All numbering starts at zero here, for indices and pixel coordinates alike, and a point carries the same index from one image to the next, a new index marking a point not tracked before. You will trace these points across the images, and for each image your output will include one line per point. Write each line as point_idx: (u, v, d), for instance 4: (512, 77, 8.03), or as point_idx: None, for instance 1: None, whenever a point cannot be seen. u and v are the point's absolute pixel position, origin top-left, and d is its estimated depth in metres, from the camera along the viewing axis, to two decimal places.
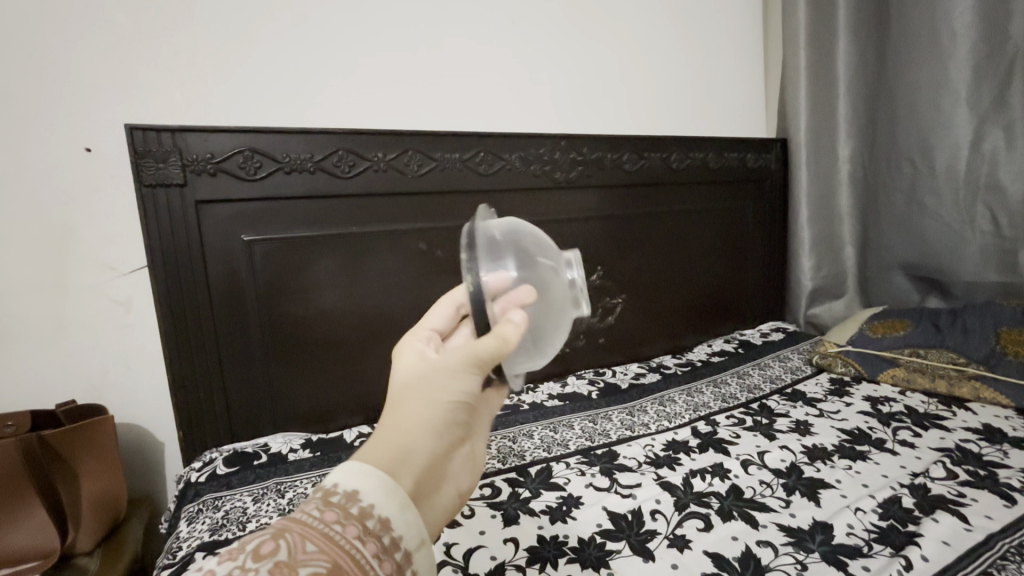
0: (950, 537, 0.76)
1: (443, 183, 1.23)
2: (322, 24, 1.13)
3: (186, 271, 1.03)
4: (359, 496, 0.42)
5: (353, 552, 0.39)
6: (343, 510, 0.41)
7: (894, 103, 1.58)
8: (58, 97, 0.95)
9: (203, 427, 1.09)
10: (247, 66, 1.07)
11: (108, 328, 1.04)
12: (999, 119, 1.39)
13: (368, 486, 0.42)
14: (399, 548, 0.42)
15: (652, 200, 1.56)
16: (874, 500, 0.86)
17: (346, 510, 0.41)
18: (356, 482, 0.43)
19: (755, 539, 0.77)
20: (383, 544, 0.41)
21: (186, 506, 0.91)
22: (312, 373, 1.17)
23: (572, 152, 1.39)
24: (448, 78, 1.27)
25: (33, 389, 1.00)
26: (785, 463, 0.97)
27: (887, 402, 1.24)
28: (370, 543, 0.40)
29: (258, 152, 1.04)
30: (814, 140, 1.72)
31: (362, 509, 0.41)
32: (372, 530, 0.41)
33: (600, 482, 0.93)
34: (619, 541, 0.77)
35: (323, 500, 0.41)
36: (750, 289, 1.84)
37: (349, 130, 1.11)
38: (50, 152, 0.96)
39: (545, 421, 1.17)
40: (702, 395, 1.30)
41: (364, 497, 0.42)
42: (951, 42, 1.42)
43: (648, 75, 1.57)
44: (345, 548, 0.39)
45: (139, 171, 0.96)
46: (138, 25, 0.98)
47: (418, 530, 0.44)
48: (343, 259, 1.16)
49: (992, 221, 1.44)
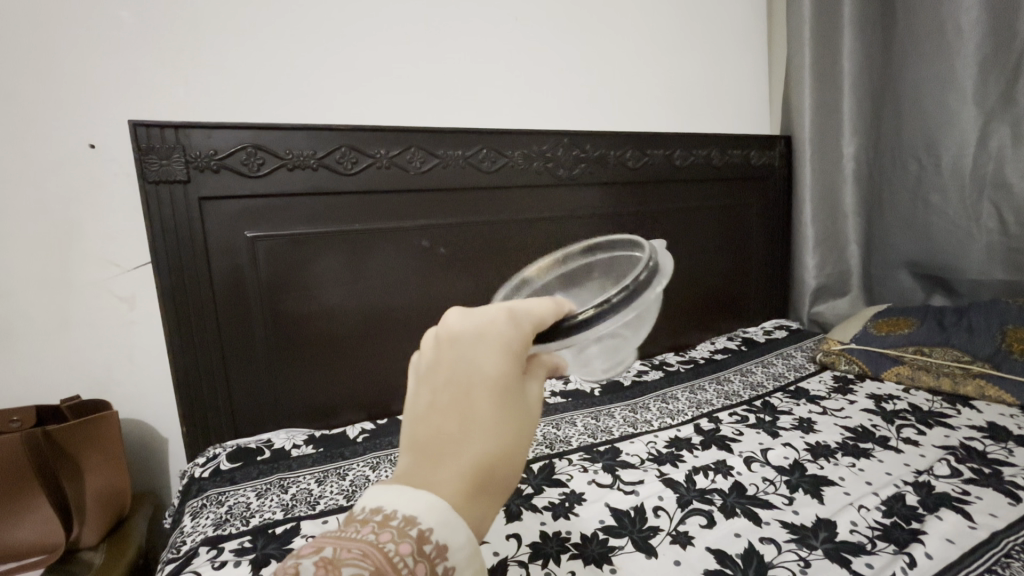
0: (954, 534, 0.75)
1: (446, 180, 1.23)
2: (324, 21, 1.12)
3: (189, 266, 1.03)
4: (431, 532, 0.31)
5: None
6: (430, 565, 0.31)
7: (900, 100, 1.57)
8: (63, 94, 0.95)
9: (206, 423, 1.09)
10: (249, 63, 1.07)
11: (112, 324, 1.05)
12: (1006, 116, 1.38)
13: (456, 539, 0.32)
14: None
15: (655, 197, 1.55)
16: (877, 497, 0.85)
17: (424, 556, 0.31)
18: (440, 525, 0.32)
19: (758, 535, 0.77)
20: None
21: (190, 501, 0.91)
22: (315, 370, 1.17)
23: (575, 149, 1.39)
24: (450, 76, 1.27)
25: (39, 385, 1.01)
26: (787, 461, 0.97)
27: (891, 399, 1.23)
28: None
29: (261, 148, 1.04)
30: (818, 136, 1.71)
31: (445, 568, 0.32)
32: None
33: (603, 479, 0.93)
34: (621, 537, 0.77)
35: (410, 538, 0.31)
36: (753, 286, 1.83)
37: (352, 127, 1.11)
38: (52, 149, 0.96)
39: (547, 419, 1.17)
40: (705, 393, 1.30)
41: (436, 535, 0.32)
42: (958, 37, 1.41)
43: (651, 72, 1.56)
44: None
45: (142, 167, 0.96)
46: (142, 23, 0.98)
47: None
48: (345, 256, 1.16)
49: (999, 219, 1.43)
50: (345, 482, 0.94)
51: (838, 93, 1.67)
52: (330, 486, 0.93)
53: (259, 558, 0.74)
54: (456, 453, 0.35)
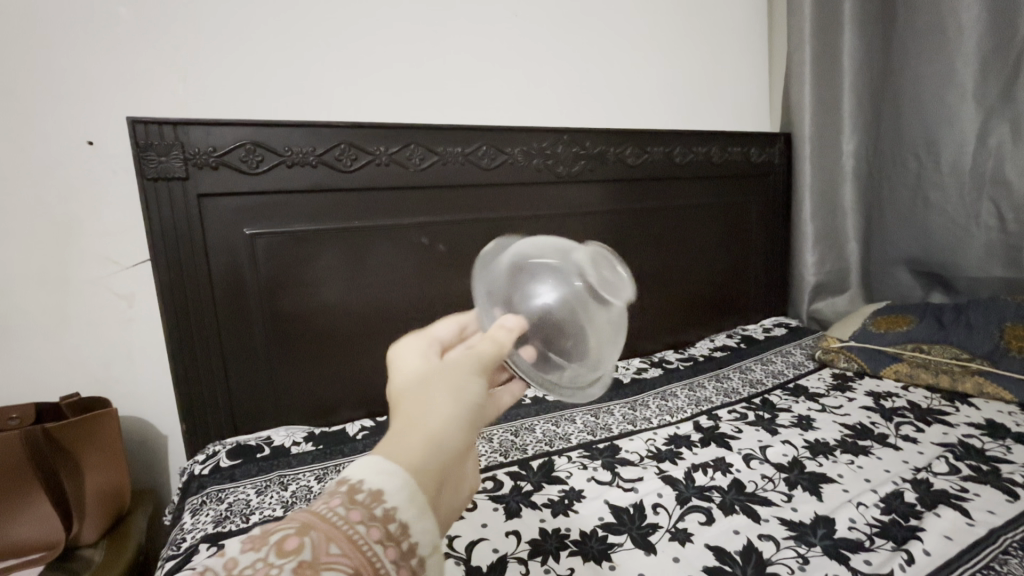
0: (952, 531, 0.76)
1: (446, 177, 1.23)
2: (322, 17, 1.12)
3: (188, 263, 1.03)
4: (362, 484, 0.37)
5: (351, 536, 0.35)
6: (367, 510, 0.36)
7: (900, 97, 1.57)
8: (59, 91, 0.95)
9: (206, 420, 1.09)
10: (248, 60, 1.07)
11: (111, 321, 1.04)
12: (1006, 113, 1.37)
13: (389, 483, 0.37)
14: (404, 534, 0.37)
15: (654, 195, 1.55)
16: (876, 494, 0.86)
17: (358, 501, 0.36)
18: (371, 475, 0.37)
19: (757, 532, 0.77)
20: (388, 530, 0.36)
21: (190, 498, 0.91)
22: (315, 368, 1.17)
23: (575, 146, 1.38)
24: (449, 73, 1.27)
25: (39, 383, 1.01)
26: (786, 458, 0.97)
27: (889, 397, 1.24)
28: (390, 550, 0.36)
29: (260, 145, 1.04)
30: (818, 134, 1.71)
31: (386, 510, 0.36)
32: (395, 535, 0.36)
33: (602, 476, 0.93)
34: (620, 535, 0.77)
35: (342, 494, 0.36)
36: (753, 284, 1.83)
37: (351, 124, 1.11)
38: (50, 145, 0.96)
39: (546, 416, 1.18)
40: (704, 390, 1.30)
41: (369, 484, 0.37)
42: (958, 34, 1.40)
43: (651, 69, 1.56)
44: (342, 531, 0.35)
45: (140, 164, 0.96)
46: (139, 19, 0.98)
47: (435, 539, 0.39)
48: (345, 253, 1.16)
49: (998, 216, 1.43)
50: None
51: (838, 90, 1.67)
52: (330, 482, 0.93)
53: None
54: (396, 425, 0.42)
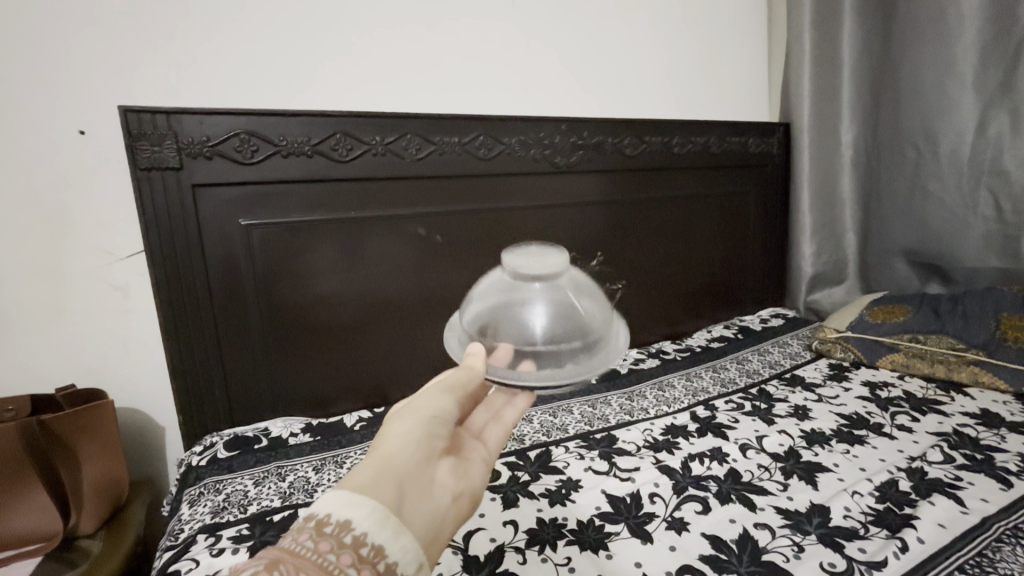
0: (946, 519, 0.76)
1: (443, 167, 1.22)
2: (317, 5, 1.10)
3: (184, 254, 1.02)
4: (332, 515, 0.40)
5: (323, 563, 0.38)
6: (336, 539, 0.39)
7: (898, 87, 1.56)
8: (50, 80, 0.93)
9: (203, 412, 1.09)
10: (241, 47, 1.05)
11: (106, 313, 1.04)
12: (1006, 103, 1.37)
13: (354, 512, 0.41)
14: (380, 556, 0.40)
15: (653, 185, 1.55)
16: (871, 483, 0.86)
17: (327, 531, 0.39)
18: (337, 508, 0.41)
19: (752, 521, 0.77)
20: (361, 554, 0.39)
21: (188, 488, 0.91)
22: (312, 359, 1.16)
23: (573, 137, 1.37)
24: (446, 61, 1.25)
25: (35, 374, 1.01)
26: (782, 448, 0.98)
27: (885, 387, 1.24)
28: (364, 571, 0.39)
29: (255, 135, 1.03)
30: (817, 124, 1.70)
31: (355, 536, 0.40)
32: (367, 557, 0.39)
33: (599, 466, 0.93)
34: (617, 524, 0.78)
35: (309, 528, 0.40)
36: (751, 275, 1.83)
37: (347, 113, 1.10)
38: (42, 135, 0.94)
39: (544, 407, 1.18)
40: (701, 380, 1.30)
41: (339, 515, 0.41)
42: (959, 23, 1.39)
43: (650, 57, 1.55)
44: (314, 560, 0.38)
45: (133, 154, 0.95)
46: (131, 6, 0.96)
47: (414, 555, 0.43)
48: (341, 244, 1.15)
49: (995, 207, 1.43)
50: (342, 469, 0.94)
51: (838, 80, 1.66)
52: (328, 473, 0.93)
53: (258, 544, 0.75)
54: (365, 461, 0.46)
